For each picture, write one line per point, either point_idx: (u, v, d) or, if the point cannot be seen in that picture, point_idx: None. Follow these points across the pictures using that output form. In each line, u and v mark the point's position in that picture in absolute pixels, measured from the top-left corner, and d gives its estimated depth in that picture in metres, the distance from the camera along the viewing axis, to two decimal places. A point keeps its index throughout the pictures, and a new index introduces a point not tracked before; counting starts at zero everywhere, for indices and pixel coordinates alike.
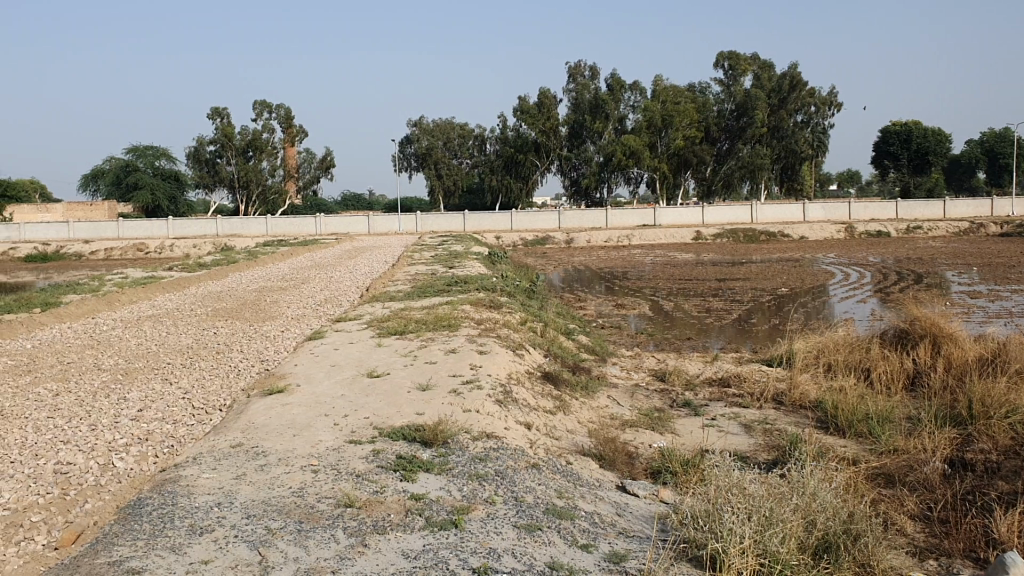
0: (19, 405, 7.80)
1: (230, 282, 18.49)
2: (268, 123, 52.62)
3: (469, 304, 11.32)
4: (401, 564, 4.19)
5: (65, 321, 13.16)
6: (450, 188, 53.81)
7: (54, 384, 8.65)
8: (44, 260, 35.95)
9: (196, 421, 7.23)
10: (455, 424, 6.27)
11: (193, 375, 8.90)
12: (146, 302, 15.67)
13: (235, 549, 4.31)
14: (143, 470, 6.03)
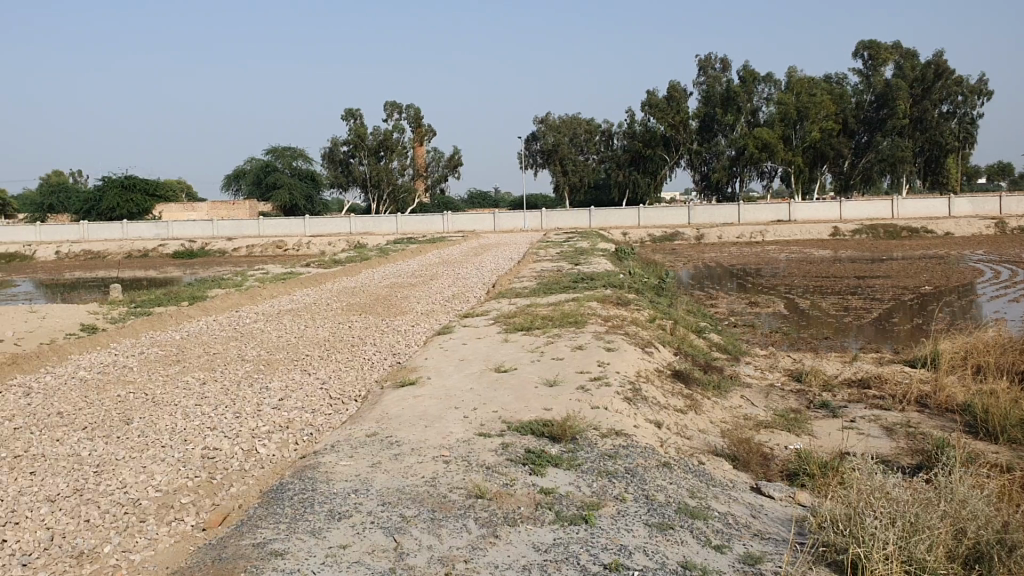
0: (170, 393, 8.26)
1: (363, 278, 19.01)
2: (399, 123, 53.87)
3: (597, 301, 11.27)
4: (532, 556, 4.20)
5: (210, 314, 13.84)
6: (576, 184, 53.75)
7: (201, 373, 9.11)
8: (191, 256, 37.90)
9: (333, 411, 7.47)
10: (584, 421, 6.24)
11: (330, 367, 9.20)
12: (285, 296, 16.32)
13: (372, 535, 4.42)
14: (284, 457, 6.27)
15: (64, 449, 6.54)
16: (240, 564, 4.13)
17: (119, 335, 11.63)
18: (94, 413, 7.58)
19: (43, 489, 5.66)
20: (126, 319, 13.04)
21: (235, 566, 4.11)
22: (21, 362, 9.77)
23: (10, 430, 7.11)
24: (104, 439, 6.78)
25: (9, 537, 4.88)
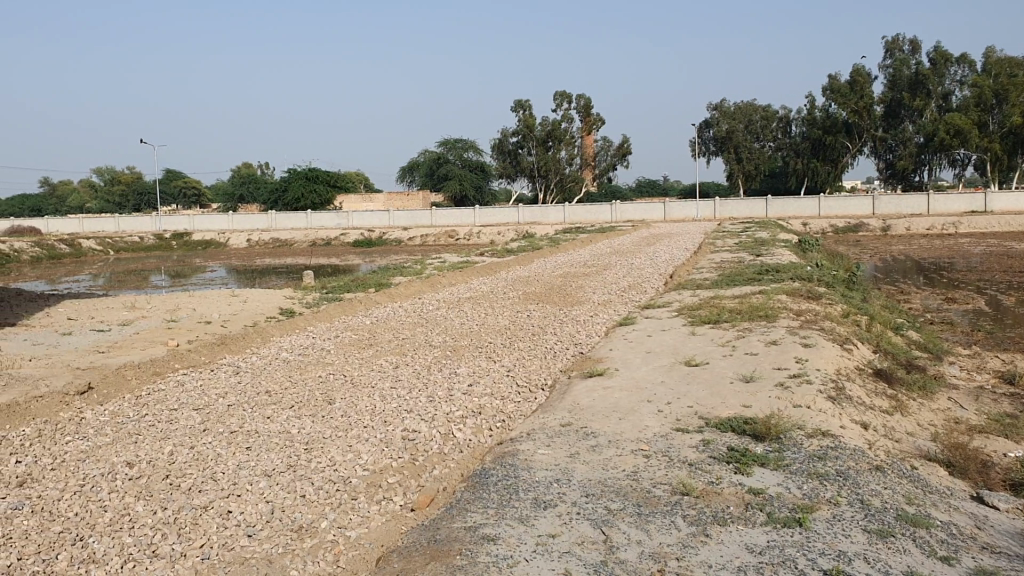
0: (366, 375, 8.59)
1: (539, 266, 19.15)
2: (568, 113, 54.00)
3: (785, 294, 10.88)
4: (747, 558, 4.07)
5: (395, 300, 14.31)
6: (750, 173, 52.32)
7: (393, 357, 9.43)
8: (369, 245, 39.39)
9: (523, 399, 7.53)
10: (788, 420, 6.02)
11: (515, 355, 9.30)
12: (463, 284, 16.67)
13: (580, 526, 4.41)
14: (480, 442, 6.38)
15: (275, 426, 6.90)
16: (455, 547, 4.20)
17: (314, 319, 12.20)
18: (299, 392, 7.97)
19: (260, 463, 5.99)
20: (319, 304, 13.67)
21: (451, 549, 4.19)
22: (229, 342, 10.41)
23: (225, 406, 7.57)
24: (311, 418, 7.11)
25: (234, 508, 5.17)
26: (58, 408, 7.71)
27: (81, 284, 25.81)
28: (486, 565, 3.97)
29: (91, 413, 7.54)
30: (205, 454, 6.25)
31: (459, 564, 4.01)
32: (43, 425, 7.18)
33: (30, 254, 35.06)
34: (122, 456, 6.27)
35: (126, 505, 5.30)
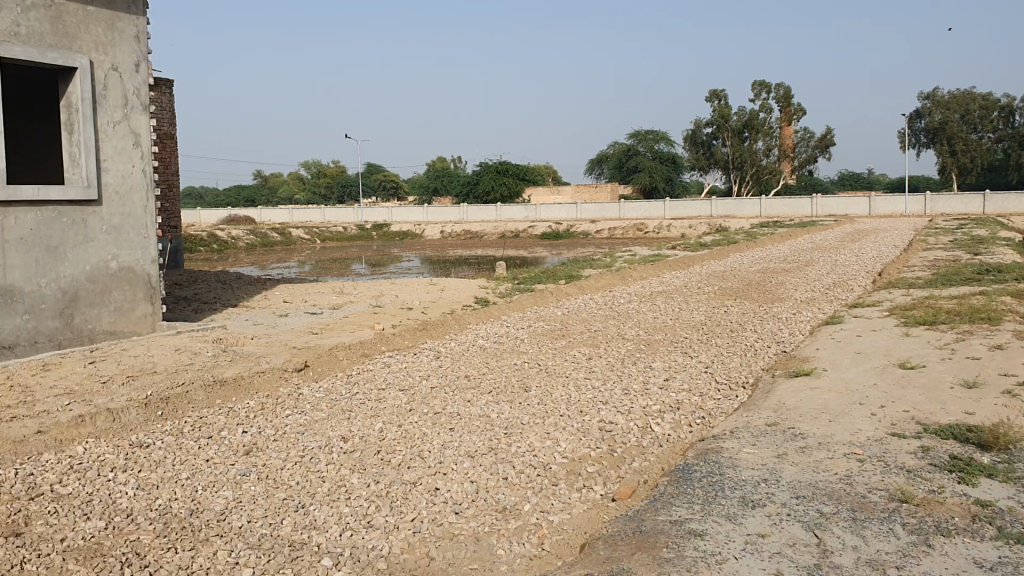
0: (561, 365, 8.69)
1: (733, 262, 18.69)
2: (766, 103, 52.34)
3: (1010, 296, 10.10)
4: (975, 572, 3.79)
5: (586, 292, 14.38)
6: (966, 166, 48.71)
7: (587, 349, 9.47)
8: (558, 237, 39.77)
9: (722, 396, 7.37)
10: (1017, 431, 5.57)
11: (712, 351, 9.12)
12: (655, 277, 16.52)
13: (790, 527, 4.28)
14: (680, 437, 6.30)
15: (476, 410, 7.10)
16: (661, 540, 4.18)
17: (508, 308, 12.46)
18: (497, 378, 8.17)
19: (463, 444, 6.18)
20: (512, 294, 13.96)
21: (656, 541, 4.17)
22: (430, 328, 10.81)
23: (427, 388, 7.87)
24: (510, 404, 7.27)
25: (441, 486, 5.36)
26: (277, 383, 8.28)
27: (291, 270, 27.62)
28: (694, 560, 3.93)
29: (306, 389, 8.05)
30: (411, 433, 6.51)
31: (667, 556, 3.98)
32: (264, 399, 7.71)
33: (245, 241, 37.75)
34: (336, 431, 6.65)
35: (342, 476, 5.61)
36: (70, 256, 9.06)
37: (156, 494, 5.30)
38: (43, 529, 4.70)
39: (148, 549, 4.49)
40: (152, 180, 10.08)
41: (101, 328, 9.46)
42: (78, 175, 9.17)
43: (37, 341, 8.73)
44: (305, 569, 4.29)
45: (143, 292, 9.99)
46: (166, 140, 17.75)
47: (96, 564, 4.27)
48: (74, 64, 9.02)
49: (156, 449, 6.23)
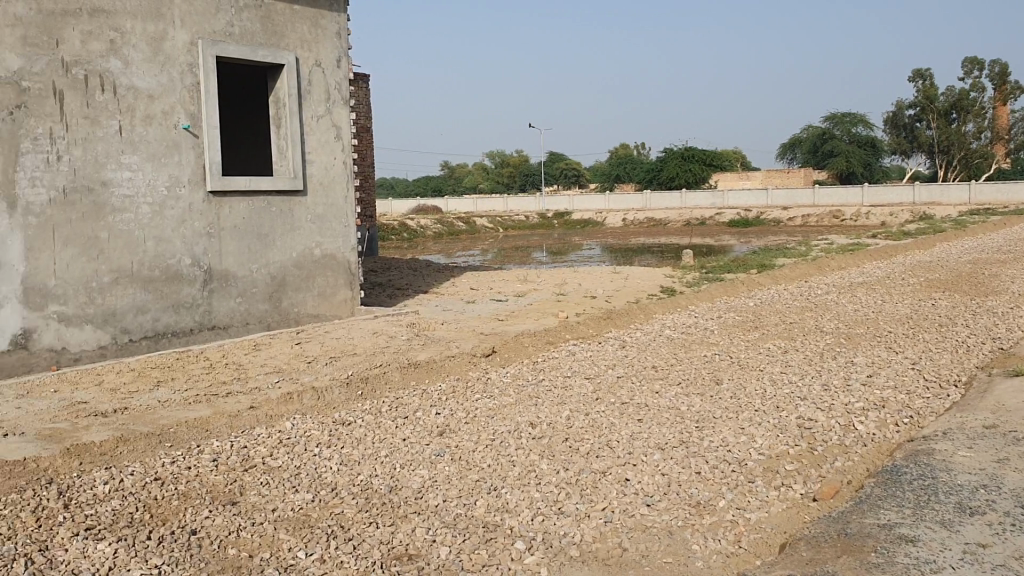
0: (754, 357, 8.43)
1: (940, 252, 17.50)
2: (978, 81, 48.71)
3: None
4: None
5: (779, 283, 13.89)
6: None
7: (782, 341, 9.14)
8: (747, 225, 38.69)
9: (932, 394, 6.92)
10: None
11: (919, 346, 8.59)
12: (854, 267, 15.73)
13: (1015, 538, 3.96)
14: (887, 437, 5.97)
15: (666, 401, 7.00)
16: (869, 544, 3.98)
17: (697, 298, 12.23)
18: (687, 370, 8.03)
19: (653, 436, 6.11)
20: (700, 283, 13.68)
21: (864, 544, 3.97)
22: (617, 317, 10.77)
23: (616, 378, 7.84)
24: (700, 397, 7.13)
25: (631, 476, 5.32)
26: (467, 367, 8.49)
27: (478, 257, 28.30)
28: (906, 567, 3.71)
29: (495, 374, 8.20)
30: (600, 422, 6.51)
31: (876, 561, 3.78)
32: (455, 382, 7.92)
33: (433, 230, 38.99)
34: (526, 416, 6.73)
35: (532, 462, 5.67)
36: (278, 243, 9.64)
37: (357, 470, 5.55)
38: (257, 499, 5.03)
39: (352, 523, 4.71)
40: (352, 171, 10.56)
41: (306, 311, 10.01)
42: (285, 168, 9.73)
43: (249, 322, 9.36)
44: (500, 551, 4.37)
45: (343, 278, 10.49)
46: (363, 133, 18.58)
47: (304, 535, 4.52)
48: (282, 61, 9.56)
49: (356, 427, 6.52)
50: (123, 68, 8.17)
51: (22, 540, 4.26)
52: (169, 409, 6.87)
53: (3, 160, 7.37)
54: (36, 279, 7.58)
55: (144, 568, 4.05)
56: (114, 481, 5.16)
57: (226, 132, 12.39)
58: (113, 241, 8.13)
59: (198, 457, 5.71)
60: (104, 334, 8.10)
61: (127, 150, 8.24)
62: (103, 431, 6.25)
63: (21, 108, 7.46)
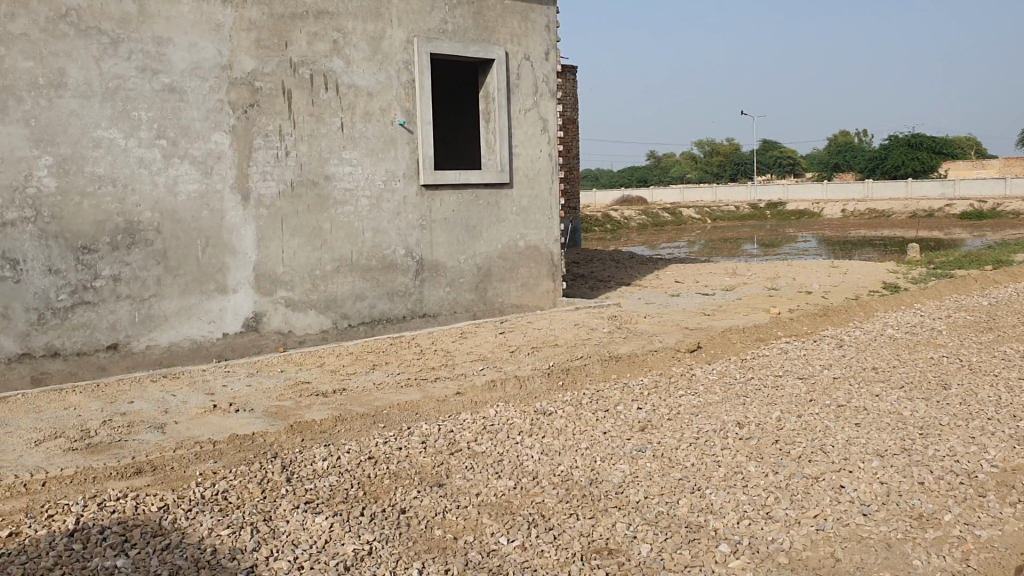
0: (988, 361, 7.76)
1: None
2: None
3: None
4: None
5: (1017, 280, 12.73)
6: None
7: (1020, 345, 8.36)
8: (980, 217, 35.80)
9: None
10: None
11: None
12: None
13: None
14: None
15: (885, 406, 6.58)
16: None
17: (922, 296, 11.42)
18: (910, 372, 7.51)
19: (871, 441, 5.75)
20: (926, 280, 12.76)
21: None
22: (832, 315, 10.24)
23: (830, 378, 7.45)
24: (925, 402, 6.63)
25: (846, 483, 5.02)
26: (671, 362, 8.33)
27: (684, 248, 27.87)
28: None
29: (700, 370, 8.00)
30: (811, 425, 6.20)
31: None
32: (658, 377, 7.80)
33: (638, 221, 38.73)
34: (731, 415, 6.52)
35: (739, 463, 5.48)
36: (485, 235, 9.86)
37: (559, 461, 5.57)
38: (462, 482, 5.16)
39: (553, 512, 4.73)
40: (558, 163, 10.63)
41: (511, 301, 10.20)
42: (493, 160, 9.92)
43: (457, 311, 9.64)
44: (703, 552, 4.25)
45: (547, 269, 10.58)
46: (569, 125, 18.69)
47: (506, 521, 4.59)
48: (492, 56, 9.75)
49: (558, 418, 6.55)
50: (345, 68, 8.62)
51: (250, 508, 4.59)
52: (382, 392, 7.19)
53: (238, 156, 7.96)
54: (265, 267, 8.15)
55: (356, 542, 4.24)
56: (331, 458, 5.46)
57: (439, 127, 12.81)
58: (334, 231, 8.61)
59: (408, 439, 5.93)
60: (325, 319, 8.60)
61: (348, 145, 8.68)
62: (322, 410, 6.63)
63: (254, 107, 8.03)
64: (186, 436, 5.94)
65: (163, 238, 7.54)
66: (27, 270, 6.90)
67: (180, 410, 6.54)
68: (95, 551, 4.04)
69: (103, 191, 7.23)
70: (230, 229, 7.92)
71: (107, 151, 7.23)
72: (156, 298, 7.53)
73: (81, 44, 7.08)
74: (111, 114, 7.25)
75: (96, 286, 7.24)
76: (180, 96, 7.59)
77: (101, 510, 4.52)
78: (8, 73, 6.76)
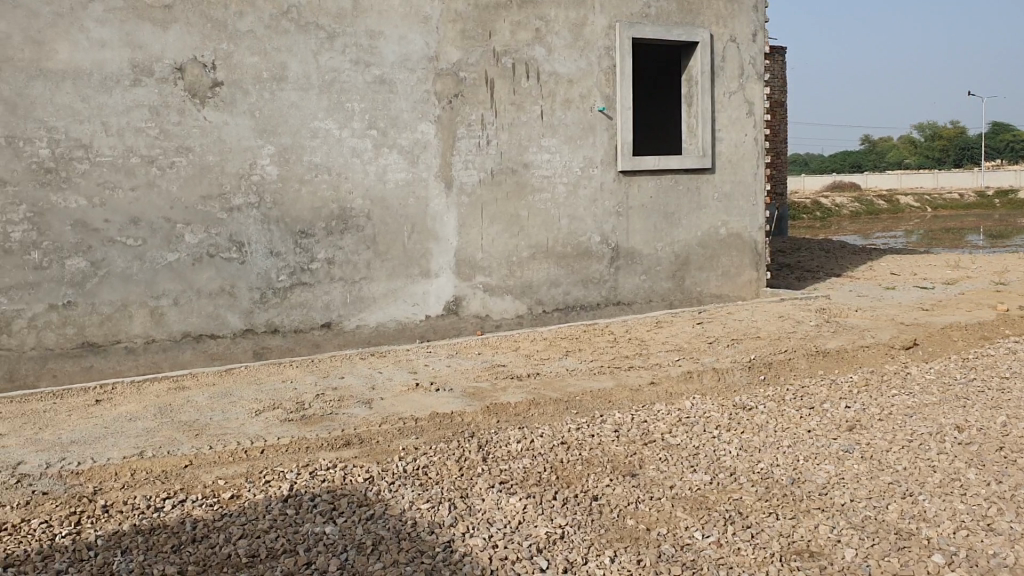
0: None
1: None
2: None
3: None
4: None
5: None
6: None
7: None
8: None
9: None
10: None
11: None
12: None
13: None
14: None
15: None
16: None
17: None
18: None
19: None
20: None
21: None
22: None
23: None
24: None
25: None
26: (883, 359, 7.86)
27: (902, 238, 26.26)
28: None
29: (916, 369, 7.51)
30: None
31: None
32: (869, 374, 7.38)
33: (851, 209, 36.82)
34: (951, 419, 6.07)
35: (957, 470, 5.09)
36: (684, 222, 9.68)
37: (757, 458, 5.39)
38: (656, 473, 5.10)
39: (751, 510, 4.58)
40: (764, 148, 10.26)
41: (710, 291, 9.95)
42: (694, 146, 9.72)
43: (654, 300, 9.53)
44: (914, 562, 3.99)
45: (749, 258, 10.24)
46: (778, 108, 18.02)
47: (701, 515, 4.49)
48: (696, 38, 9.54)
49: (758, 413, 6.35)
50: (547, 55, 8.70)
51: (447, 485, 4.75)
52: (576, 378, 7.23)
53: (443, 145, 8.22)
54: (466, 252, 8.39)
55: (549, 525, 4.29)
56: (526, 441, 5.55)
57: (640, 112, 12.71)
58: (532, 218, 8.72)
59: (601, 426, 5.93)
60: (521, 304, 8.74)
61: (547, 133, 8.77)
62: (518, 393, 6.75)
63: (458, 97, 8.26)
64: (390, 412, 6.22)
65: (373, 224, 7.92)
66: (251, 252, 7.45)
67: (385, 387, 6.85)
68: (306, 516, 4.31)
69: (319, 179, 7.68)
70: (434, 216, 8.20)
71: (323, 140, 7.67)
72: (365, 281, 7.92)
73: (302, 40, 7.53)
74: (327, 106, 7.67)
75: (312, 268, 7.70)
76: (390, 87, 7.93)
77: (312, 478, 4.82)
78: (236, 68, 7.30)
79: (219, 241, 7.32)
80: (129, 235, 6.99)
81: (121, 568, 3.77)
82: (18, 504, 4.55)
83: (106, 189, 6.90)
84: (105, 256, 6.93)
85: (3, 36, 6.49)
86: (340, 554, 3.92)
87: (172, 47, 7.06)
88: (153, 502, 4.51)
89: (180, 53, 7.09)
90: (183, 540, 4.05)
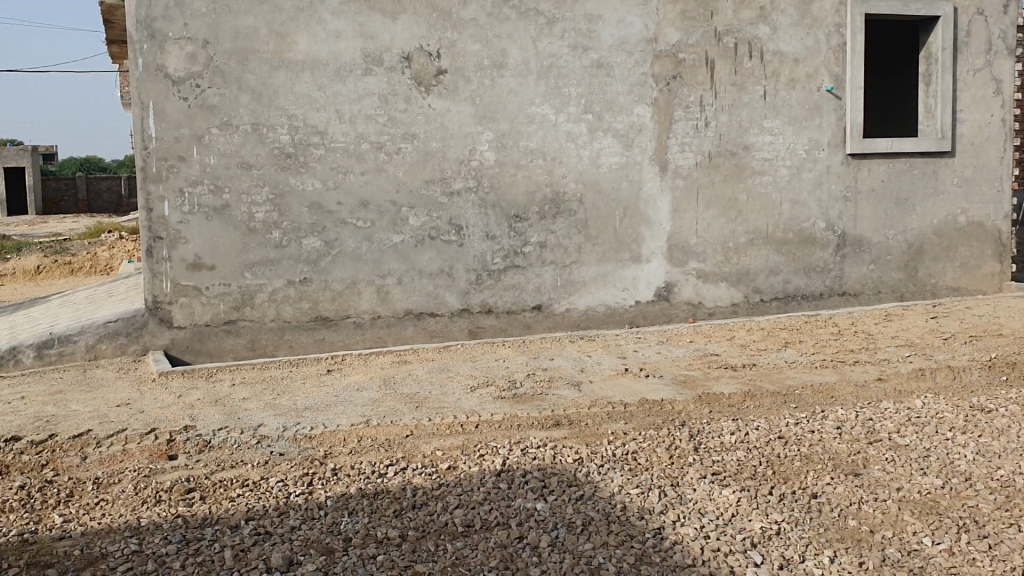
0: None
1: None
2: None
3: None
4: None
5: None
6: None
7: None
8: None
9: None
10: None
11: None
12: None
13: None
14: None
15: None
16: None
17: None
18: None
19: None
20: None
21: None
22: None
23: None
24: None
25: None
26: None
27: None
28: None
29: None
30: None
31: None
32: None
33: None
34: None
35: None
36: (918, 209, 9.07)
37: (997, 464, 4.98)
38: (881, 474, 4.83)
39: (989, 520, 4.24)
40: (1012, 129, 9.42)
41: (945, 284, 9.25)
42: (932, 127, 9.06)
43: (882, 291, 9.00)
44: None
45: (993, 249, 9.42)
46: None
47: (931, 521, 4.21)
48: (937, 12, 8.88)
49: (999, 416, 5.85)
50: (771, 34, 8.39)
51: (658, 472, 4.71)
52: (794, 371, 6.96)
53: (659, 128, 8.13)
54: (679, 237, 8.27)
55: (764, 520, 4.17)
56: (740, 433, 5.40)
57: (870, 92, 12.10)
58: (751, 203, 8.46)
59: (823, 422, 5.68)
60: (737, 292, 8.52)
61: (770, 114, 8.46)
62: (731, 383, 6.59)
63: (677, 79, 8.14)
64: (601, 396, 6.24)
65: (585, 209, 7.96)
66: (468, 235, 7.69)
67: (596, 371, 6.89)
68: (519, 492, 4.42)
69: (535, 163, 7.80)
70: (648, 200, 8.14)
71: (540, 125, 7.79)
72: (578, 265, 7.99)
73: (522, 26, 7.67)
74: (545, 91, 7.78)
75: (526, 251, 7.85)
76: (607, 71, 7.92)
77: (524, 455, 4.93)
78: (460, 55, 7.54)
79: (439, 223, 7.60)
80: (359, 217, 7.41)
81: (348, 528, 4.02)
82: (258, 462, 4.95)
83: (338, 173, 7.33)
84: (337, 236, 7.37)
85: (252, 30, 7.05)
86: (551, 531, 3.99)
87: (400, 36, 7.39)
88: (377, 468, 4.77)
89: (407, 43, 7.41)
90: (404, 506, 4.26)
